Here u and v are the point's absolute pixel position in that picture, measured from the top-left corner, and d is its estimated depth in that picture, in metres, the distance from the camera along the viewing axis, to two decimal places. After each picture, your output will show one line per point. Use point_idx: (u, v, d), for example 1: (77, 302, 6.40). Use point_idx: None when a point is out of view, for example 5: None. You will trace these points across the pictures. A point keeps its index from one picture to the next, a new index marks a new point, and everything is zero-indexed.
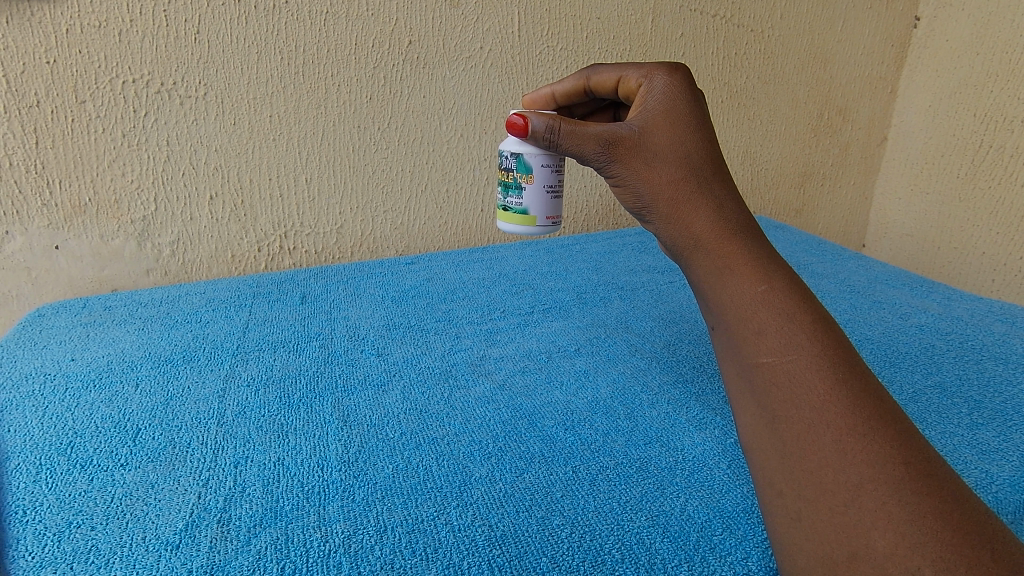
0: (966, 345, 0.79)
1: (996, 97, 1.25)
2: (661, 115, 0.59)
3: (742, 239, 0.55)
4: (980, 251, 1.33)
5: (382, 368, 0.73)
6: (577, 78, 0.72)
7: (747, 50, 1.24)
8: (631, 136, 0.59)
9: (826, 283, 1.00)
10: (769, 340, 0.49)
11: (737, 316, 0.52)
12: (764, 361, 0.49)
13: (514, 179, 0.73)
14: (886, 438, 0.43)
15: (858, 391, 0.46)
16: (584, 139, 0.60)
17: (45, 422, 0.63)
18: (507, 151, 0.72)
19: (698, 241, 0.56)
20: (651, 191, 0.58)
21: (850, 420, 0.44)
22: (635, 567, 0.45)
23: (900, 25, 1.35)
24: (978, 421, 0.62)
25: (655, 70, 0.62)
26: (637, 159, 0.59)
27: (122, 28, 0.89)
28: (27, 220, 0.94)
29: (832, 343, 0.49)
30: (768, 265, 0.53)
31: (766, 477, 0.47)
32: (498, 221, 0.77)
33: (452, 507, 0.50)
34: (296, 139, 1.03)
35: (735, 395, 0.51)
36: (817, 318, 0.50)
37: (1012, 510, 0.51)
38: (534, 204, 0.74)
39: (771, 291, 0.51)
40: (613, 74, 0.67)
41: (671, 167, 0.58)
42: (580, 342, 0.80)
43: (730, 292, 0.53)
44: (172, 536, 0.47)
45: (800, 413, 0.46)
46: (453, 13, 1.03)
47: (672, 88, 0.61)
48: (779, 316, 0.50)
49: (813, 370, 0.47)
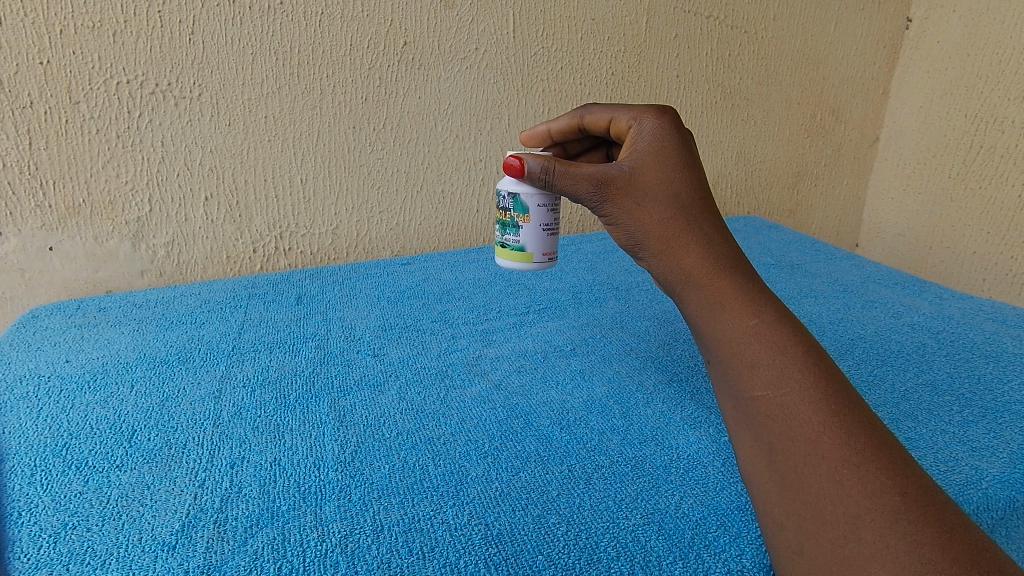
0: (957, 344, 0.79)
1: (986, 98, 1.26)
2: (651, 156, 0.60)
3: (732, 273, 0.56)
4: (971, 251, 1.34)
5: (379, 368, 0.73)
6: (571, 117, 0.73)
7: (741, 51, 1.25)
8: (622, 176, 0.59)
9: (819, 283, 1.01)
10: (763, 373, 0.50)
11: (730, 350, 0.53)
12: (759, 395, 0.50)
13: (511, 218, 0.73)
14: (881, 469, 0.44)
15: (851, 422, 0.46)
16: (578, 179, 0.60)
17: (39, 424, 0.63)
18: (505, 190, 0.72)
19: (690, 277, 0.57)
20: (642, 230, 0.59)
21: (845, 453, 0.45)
22: (631, 564, 0.45)
23: (892, 26, 1.36)
24: (968, 419, 0.63)
25: (644, 113, 0.63)
26: (629, 199, 0.59)
27: (115, 29, 0.89)
28: (20, 221, 0.93)
29: (823, 375, 0.49)
30: (757, 299, 0.54)
31: (767, 508, 0.47)
32: (496, 256, 0.77)
33: (448, 506, 0.50)
34: (292, 140, 1.03)
35: (732, 429, 0.52)
36: (808, 351, 0.51)
37: (1001, 507, 0.51)
38: (531, 241, 0.74)
39: (762, 324, 0.52)
40: (606, 115, 0.68)
41: (662, 205, 0.59)
42: (576, 342, 0.80)
43: (723, 327, 0.54)
44: (168, 536, 0.47)
45: (796, 445, 0.46)
46: (449, 14, 1.04)
47: (661, 130, 0.62)
48: (771, 351, 0.51)
49: (807, 403, 0.48)
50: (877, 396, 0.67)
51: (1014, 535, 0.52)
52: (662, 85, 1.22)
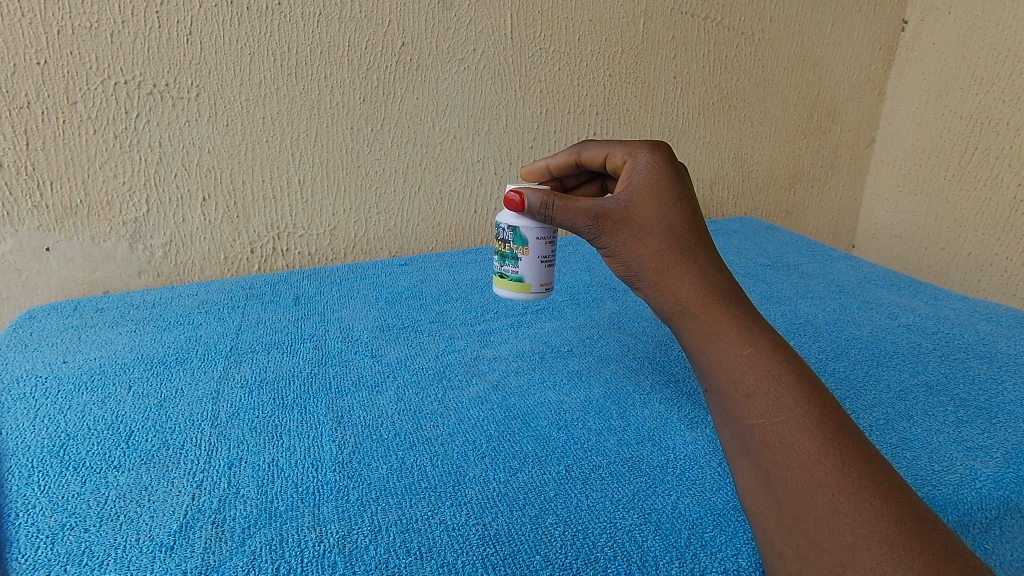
0: (952, 344, 0.80)
1: (981, 100, 1.27)
2: (645, 189, 0.62)
3: (727, 304, 0.58)
4: (967, 251, 1.34)
5: (378, 368, 0.73)
6: (570, 153, 0.75)
7: (738, 53, 1.25)
8: (618, 210, 0.61)
9: (816, 284, 1.01)
10: (758, 402, 0.51)
11: (726, 379, 0.54)
12: (755, 423, 0.50)
13: (510, 249, 0.73)
14: (877, 496, 0.44)
15: (846, 450, 0.47)
16: (576, 213, 0.62)
17: (37, 425, 0.63)
18: (504, 223, 0.72)
19: (686, 307, 0.58)
20: (638, 261, 0.61)
21: (840, 480, 0.45)
22: (628, 564, 0.45)
23: (888, 29, 1.37)
24: (963, 419, 0.63)
25: (638, 148, 0.65)
26: (625, 231, 0.61)
27: (113, 29, 0.89)
28: (17, 222, 0.93)
29: (818, 404, 0.50)
30: (752, 330, 0.56)
31: (765, 535, 0.46)
32: (494, 285, 0.77)
33: (446, 506, 0.51)
34: (290, 140, 1.03)
35: (731, 458, 0.52)
36: (802, 380, 0.52)
37: (995, 506, 0.52)
38: (529, 273, 0.74)
39: (756, 354, 0.53)
40: (601, 151, 0.70)
41: (657, 237, 0.60)
42: (573, 342, 0.80)
43: (719, 357, 0.55)
44: (166, 537, 0.48)
45: (792, 472, 0.47)
46: (447, 15, 1.04)
47: (655, 165, 0.63)
48: (765, 380, 0.52)
49: (802, 431, 0.48)
50: (873, 397, 0.67)
51: (1007, 534, 0.53)
52: (659, 87, 1.22)
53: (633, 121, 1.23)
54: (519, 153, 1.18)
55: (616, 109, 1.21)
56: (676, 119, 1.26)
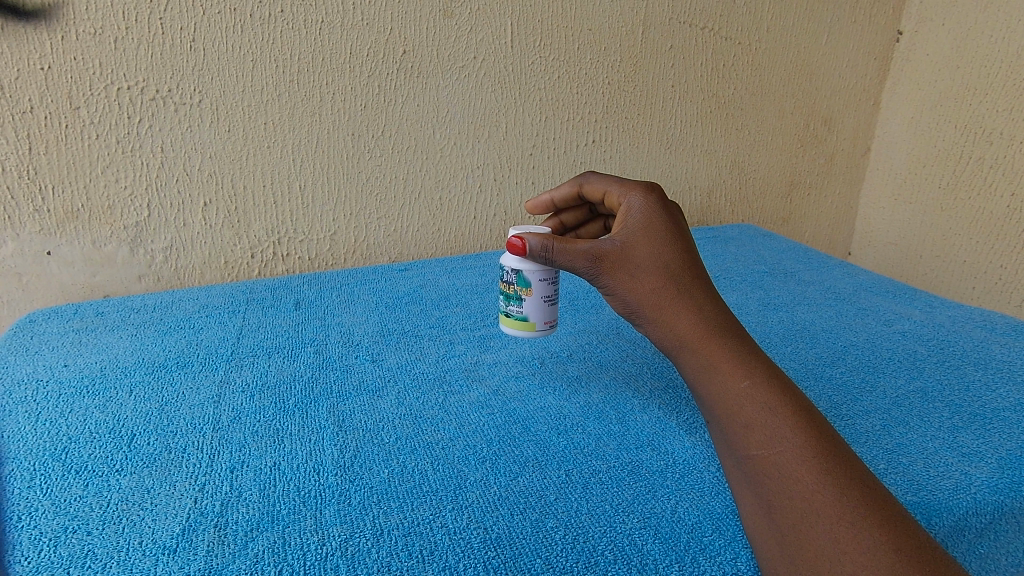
0: (946, 351, 0.81)
1: (974, 110, 1.28)
2: (641, 230, 0.64)
3: (724, 337, 0.59)
4: (962, 260, 1.36)
5: (379, 373, 0.74)
6: (571, 185, 0.79)
7: (735, 62, 1.27)
8: (615, 250, 0.63)
9: (813, 291, 1.02)
10: (756, 434, 0.52)
11: (725, 411, 0.55)
12: (755, 454, 0.51)
13: (515, 291, 0.74)
14: (876, 526, 0.44)
15: (844, 480, 0.47)
16: (575, 254, 0.64)
17: (38, 428, 0.63)
18: (507, 266, 0.72)
19: (684, 342, 0.60)
20: (637, 298, 0.62)
21: (839, 509, 0.45)
22: (628, 567, 0.46)
23: (883, 40, 1.39)
24: (958, 424, 0.64)
25: (632, 190, 0.68)
26: (623, 270, 0.63)
27: (117, 35, 0.90)
28: (18, 225, 0.94)
29: (815, 435, 0.50)
30: (748, 361, 0.57)
31: (767, 564, 0.45)
32: (500, 322, 0.79)
33: (447, 510, 0.51)
34: (291, 146, 1.04)
35: (733, 488, 0.52)
36: (799, 411, 0.52)
37: (989, 511, 0.52)
38: (534, 312, 0.76)
39: (753, 386, 0.54)
40: (601, 188, 0.73)
41: (653, 275, 0.62)
42: (573, 348, 0.81)
43: (718, 389, 0.56)
44: (169, 540, 0.48)
45: (792, 503, 0.47)
46: (448, 23, 1.05)
47: (648, 206, 0.66)
48: (763, 412, 0.52)
49: (801, 462, 0.49)
50: (869, 403, 0.68)
51: (1002, 539, 0.53)
52: (657, 95, 1.24)
53: (632, 129, 1.24)
54: (518, 160, 1.19)
55: (614, 117, 1.22)
56: (674, 127, 1.28)
